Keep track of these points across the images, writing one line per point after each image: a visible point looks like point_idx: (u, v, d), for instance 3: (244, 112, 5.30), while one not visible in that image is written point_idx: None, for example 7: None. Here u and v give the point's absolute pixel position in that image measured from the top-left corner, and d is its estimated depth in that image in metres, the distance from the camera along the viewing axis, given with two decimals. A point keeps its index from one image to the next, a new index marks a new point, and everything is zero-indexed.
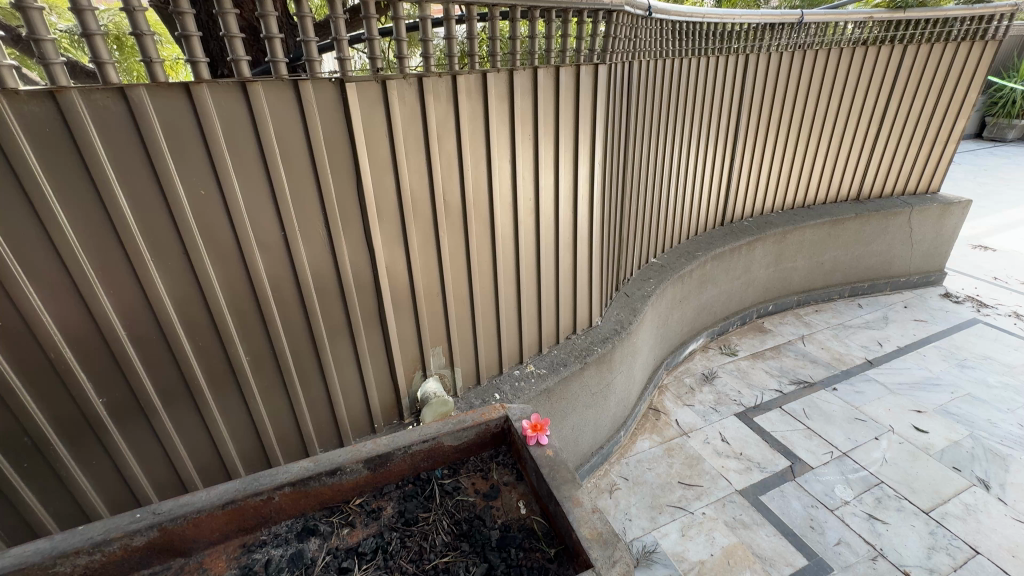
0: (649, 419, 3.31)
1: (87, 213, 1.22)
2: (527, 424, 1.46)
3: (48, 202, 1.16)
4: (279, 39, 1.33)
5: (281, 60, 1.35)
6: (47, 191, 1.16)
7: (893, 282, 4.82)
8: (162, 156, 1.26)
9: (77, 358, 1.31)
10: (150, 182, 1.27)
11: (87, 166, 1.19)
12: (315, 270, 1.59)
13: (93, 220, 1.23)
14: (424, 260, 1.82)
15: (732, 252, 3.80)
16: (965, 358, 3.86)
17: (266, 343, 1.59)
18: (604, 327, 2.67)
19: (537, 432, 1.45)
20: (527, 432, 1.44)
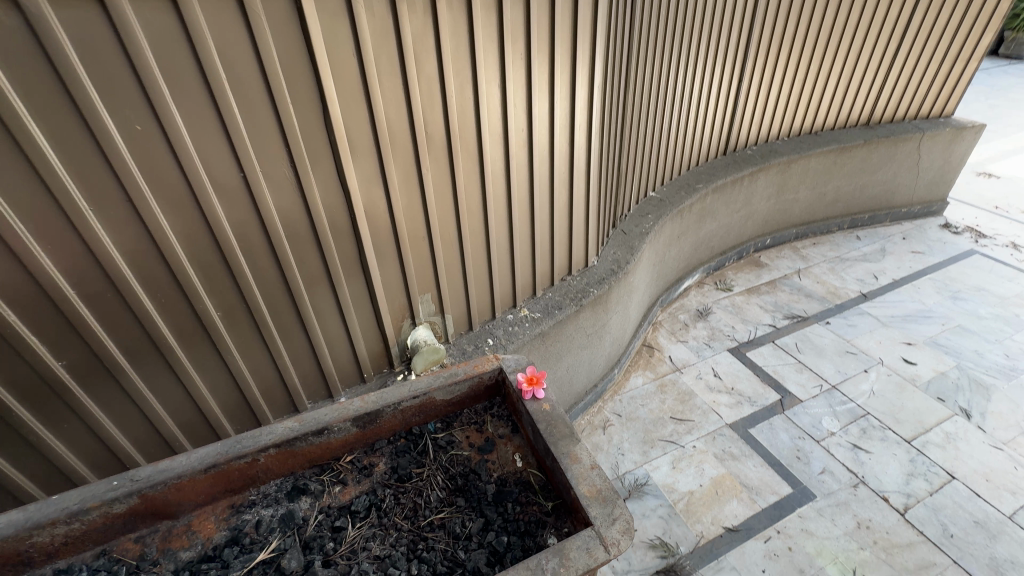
0: (643, 355, 3.31)
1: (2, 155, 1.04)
2: (522, 377, 1.39)
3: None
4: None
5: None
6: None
7: (894, 213, 4.70)
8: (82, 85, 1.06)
9: (24, 321, 1.18)
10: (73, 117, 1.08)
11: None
12: (284, 216, 1.43)
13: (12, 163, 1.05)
14: (407, 202, 1.66)
15: (733, 184, 3.62)
16: (959, 290, 3.85)
17: (237, 296, 1.46)
18: (601, 267, 2.55)
19: (533, 386, 1.38)
20: (523, 387, 1.37)
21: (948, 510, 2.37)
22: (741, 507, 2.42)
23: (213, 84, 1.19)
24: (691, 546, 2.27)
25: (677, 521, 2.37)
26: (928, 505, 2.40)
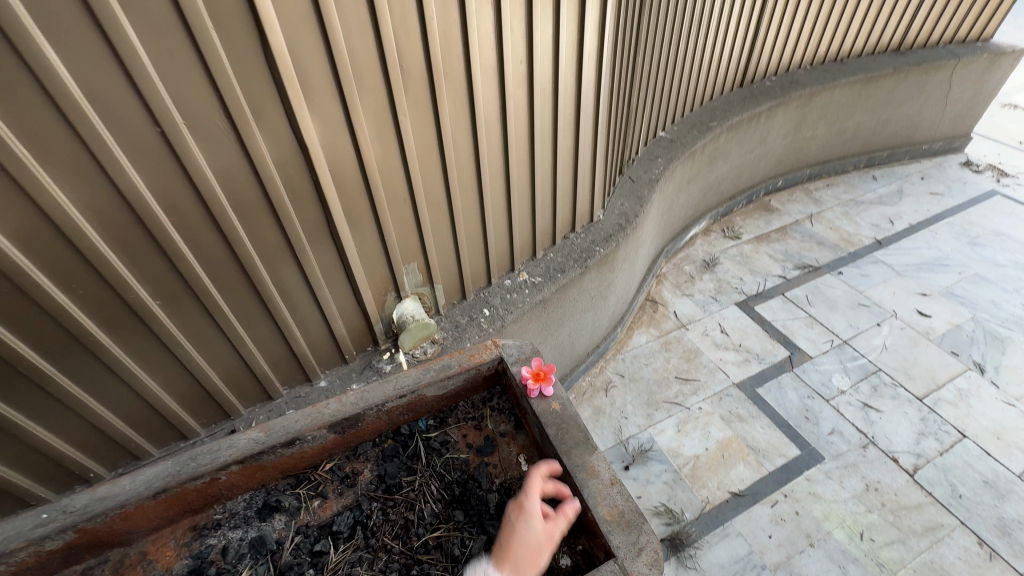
0: (646, 311, 3.12)
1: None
2: (526, 372, 1.19)
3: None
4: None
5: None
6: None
7: (913, 150, 4.38)
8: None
9: None
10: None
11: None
12: (225, 179, 1.13)
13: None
14: (382, 157, 1.35)
15: (750, 121, 3.27)
16: (977, 235, 3.65)
17: (179, 280, 1.20)
18: (607, 221, 2.29)
19: (540, 382, 1.18)
20: (527, 383, 1.17)
21: (958, 470, 2.32)
22: (748, 470, 2.34)
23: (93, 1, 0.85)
24: (696, 512, 2.21)
25: (683, 487, 2.30)
26: (938, 465, 2.34)
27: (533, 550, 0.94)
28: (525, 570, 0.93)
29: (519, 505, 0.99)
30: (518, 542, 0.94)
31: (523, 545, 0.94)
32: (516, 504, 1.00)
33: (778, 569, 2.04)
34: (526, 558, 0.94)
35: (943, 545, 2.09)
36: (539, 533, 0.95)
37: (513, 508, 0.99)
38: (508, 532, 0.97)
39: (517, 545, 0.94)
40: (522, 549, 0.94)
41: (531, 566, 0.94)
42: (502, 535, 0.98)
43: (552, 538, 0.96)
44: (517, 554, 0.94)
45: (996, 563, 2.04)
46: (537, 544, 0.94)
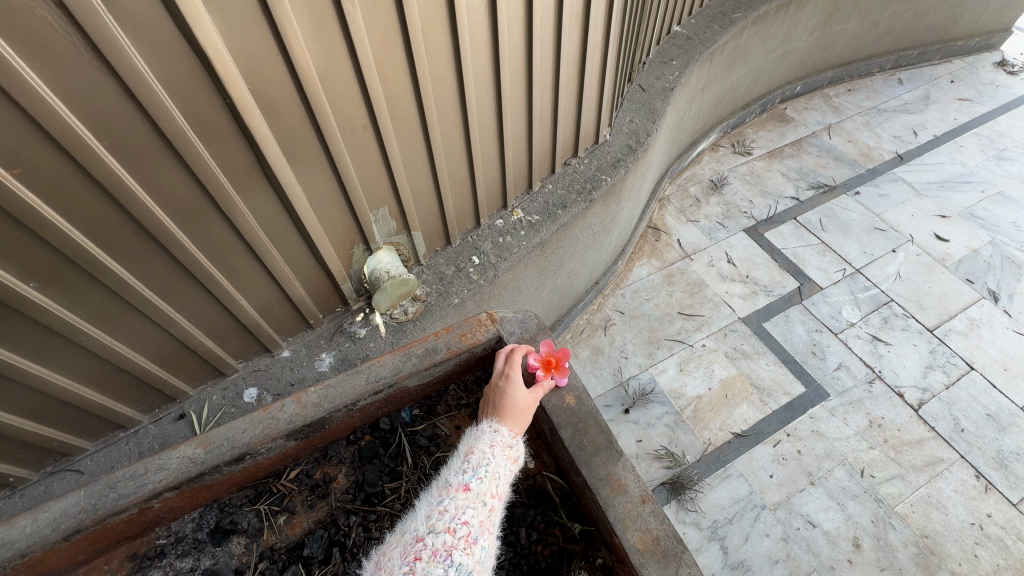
0: (648, 240, 2.86)
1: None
2: (535, 361, 0.92)
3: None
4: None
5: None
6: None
7: (947, 47, 3.90)
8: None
9: None
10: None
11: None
12: (87, 107, 0.77)
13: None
14: (326, 67, 0.97)
15: (777, 12, 2.77)
16: (1005, 147, 3.36)
17: (57, 253, 0.87)
18: (615, 142, 1.93)
19: (551, 372, 0.93)
20: (537, 375, 0.91)
21: (962, 404, 2.27)
22: (752, 410, 2.26)
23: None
24: (698, 454, 2.15)
25: (684, 429, 2.21)
26: (943, 399, 2.28)
27: (525, 408, 0.89)
28: (521, 423, 0.88)
29: (503, 373, 0.92)
30: (508, 404, 0.88)
31: (515, 405, 0.88)
32: (499, 373, 0.93)
33: (777, 508, 2.02)
34: (519, 416, 0.88)
35: (941, 479, 2.08)
36: (528, 389, 0.90)
37: (498, 376, 0.92)
38: (497, 396, 0.90)
39: (508, 404, 0.88)
40: (513, 409, 0.88)
41: (526, 423, 0.89)
42: (489, 403, 0.91)
43: (540, 395, 0.91)
44: (509, 414, 0.87)
45: (990, 495, 2.05)
46: (529, 402, 0.89)
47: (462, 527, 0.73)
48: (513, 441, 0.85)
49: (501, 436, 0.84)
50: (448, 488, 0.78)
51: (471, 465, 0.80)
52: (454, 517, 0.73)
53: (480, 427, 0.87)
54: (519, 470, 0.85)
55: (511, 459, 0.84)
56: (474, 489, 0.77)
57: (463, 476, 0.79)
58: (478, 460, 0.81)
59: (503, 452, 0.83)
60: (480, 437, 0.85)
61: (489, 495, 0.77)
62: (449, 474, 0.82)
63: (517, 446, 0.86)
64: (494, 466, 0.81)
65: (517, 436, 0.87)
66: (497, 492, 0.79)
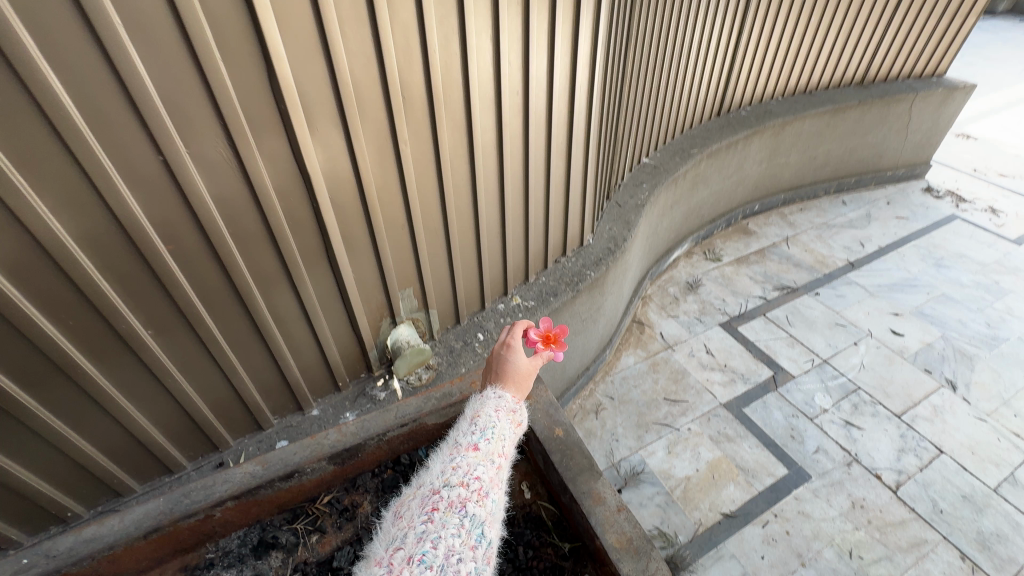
0: (633, 333, 3.17)
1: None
2: (536, 335, 1.17)
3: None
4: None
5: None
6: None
7: (879, 176, 4.61)
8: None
9: None
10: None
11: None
12: (224, 206, 1.11)
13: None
14: (382, 183, 1.36)
15: (727, 148, 3.40)
16: (942, 257, 3.84)
17: (171, 307, 1.15)
18: (597, 246, 2.33)
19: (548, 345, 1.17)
20: (537, 346, 1.16)
21: (938, 485, 2.39)
22: (739, 491, 2.36)
23: (95, 19, 0.82)
24: (690, 535, 2.21)
25: (675, 509, 2.30)
26: (919, 481, 2.41)
27: (523, 373, 1.06)
28: (522, 388, 1.05)
29: (504, 343, 1.10)
30: (510, 367, 1.05)
31: (516, 368, 1.05)
32: (502, 343, 1.10)
33: None
34: (518, 380, 1.05)
35: (929, 560, 2.13)
36: (527, 359, 1.08)
37: (501, 346, 1.08)
38: (501, 364, 1.06)
39: (510, 369, 1.05)
40: (515, 371, 1.05)
41: (525, 389, 1.06)
42: (491, 368, 1.07)
43: (538, 362, 1.11)
44: (510, 375, 1.05)
45: None
46: (528, 368, 1.07)
47: (474, 482, 0.85)
48: (515, 407, 1.00)
49: (505, 402, 0.99)
50: (459, 447, 0.90)
51: (478, 427, 0.94)
52: (467, 473, 0.86)
53: (485, 393, 1.02)
54: (519, 433, 1.00)
55: (513, 421, 0.98)
56: (482, 449, 0.90)
57: (472, 438, 0.92)
58: (485, 424, 0.94)
59: (507, 415, 0.98)
60: (485, 402, 0.99)
61: (495, 454, 0.91)
62: (458, 436, 0.94)
63: (518, 410, 1.01)
64: (499, 428, 0.95)
65: (520, 402, 1.03)
66: (502, 451, 0.92)
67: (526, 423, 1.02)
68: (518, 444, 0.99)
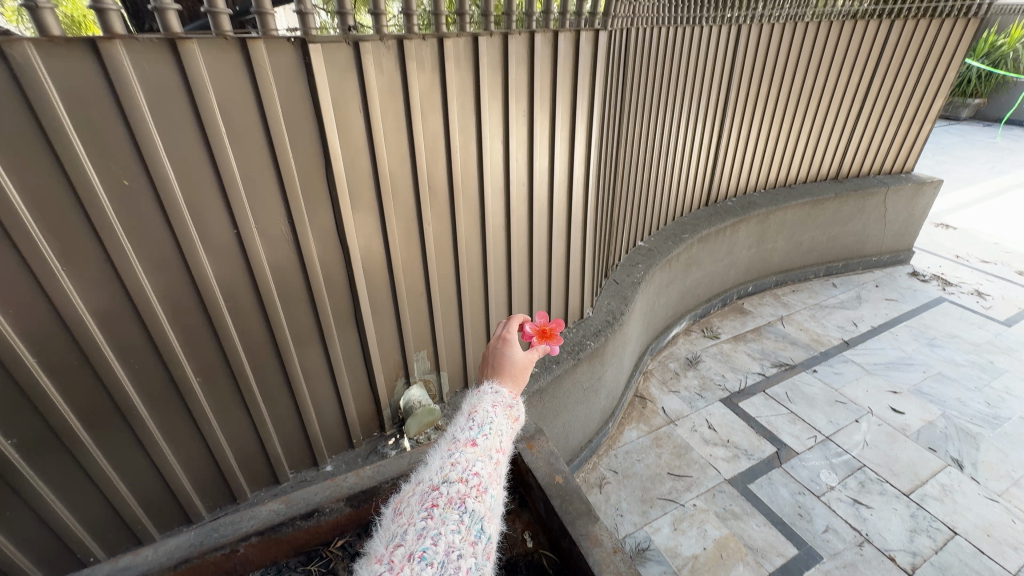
0: (635, 407, 3.24)
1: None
2: (531, 330, 1.30)
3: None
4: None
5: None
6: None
7: (865, 261, 4.89)
8: (61, 126, 0.90)
9: None
10: (45, 157, 0.91)
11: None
12: (277, 271, 1.31)
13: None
14: (406, 255, 1.59)
15: (717, 233, 3.70)
16: (934, 337, 3.96)
17: (220, 358, 1.30)
18: (595, 318, 2.51)
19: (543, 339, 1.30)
20: (532, 339, 1.28)
21: (956, 569, 2.31)
22: (748, 571, 2.30)
23: (208, 125, 1.06)
24: None
25: None
26: (936, 564, 2.33)
27: (522, 366, 1.13)
28: (517, 382, 1.10)
29: (501, 337, 1.16)
30: (509, 361, 1.11)
31: (514, 361, 1.12)
32: (498, 338, 1.16)
33: None
34: (516, 373, 1.11)
35: None
36: (523, 353, 1.14)
37: (497, 340, 1.15)
38: (498, 358, 1.12)
39: (507, 363, 1.11)
40: (513, 364, 1.12)
41: (520, 382, 1.12)
42: (489, 362, 1.13)
43: (534, 356, 1.16)
44: (509, 369, 1.11)
45: None
46: (525, 361, 1.13)
47: (473, 478, 0.88)
48: (512, 402, 1.06)
49: (501, 398, 1.04)
50: (457, 443, 0.94)
51: (476, 422, 0.97)
52: (466, 469, 0.89)
53: (482, 388, 1.06)
54: (514, 428, 1.04)
55: (510, 417, 1.03)
56: (480, 444, 0.94)
57: (470, 433, 0.95)
58: (482, 419, 0.98)
59: (504, 411, 1.03)
60: (482, 398, 1.04)
61: (492, 449, 0.95)
62: (456, 431, 0.98)
63: (514, 406, 1.06)
64: (496, 424, 0.99)
65: (516, 397, 1.08)
66: (499, 446, 0.97)
67: (522, 418, 1.07)
68: (513, 438, 1.03)
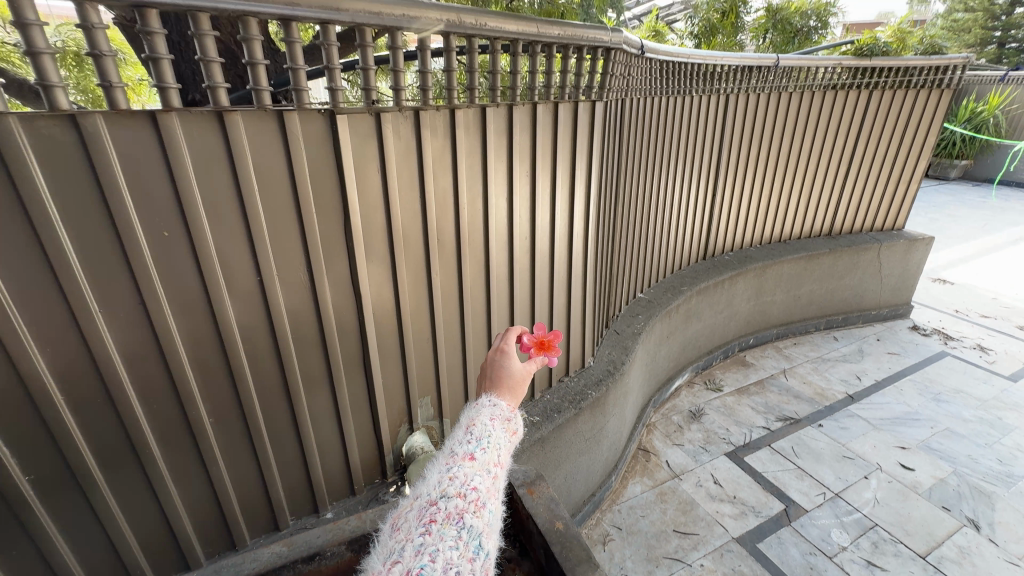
0: (639, 460, 3.20)
1: (13, 244, 0.94)
2: (530, 341, 1.32)
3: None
4: (259, 40, 1.13)
5: (261, 63, 1.14)
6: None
7: (864, 315, 4.94)
8: (116, 183, 1.01)
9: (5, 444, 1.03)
10: (98, 210, 1.01)
11: (13, 183, 0.91)
12: (294, 316, 1.39)
13: (24, 253, 0.96)
14: (414, 303, 1.67)
15: (716, 286, 3.79)
16: (940, 392, 3.94)
17: (233, 400, 1.35)
18: (597, 368, 2.56)
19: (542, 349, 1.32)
20: (531, 351, 1.30)
21: None
22: None
23: (243, 183, 1.18)
24: None
25: None
26: None
27: (520, 377, 1.14)
28: (514, 395, 1.11)
29: (499, 349, 1.18)
30: (507, 372, 1.13)
31: (512, 372, 1.13)
32: (497, 349, 1.19)
33: None
34: (515, 384, 1.13)
35: None
36: (521, 365, 1.16)
37: (496, 352, 1.17)
38: (496, 371, 1.13)
39: (505, 375, 1.13)
40: (512, 375, 1.13)
41: (519, 394, 1.12)
42: (488, 374, 1.14)
43: (532, 368, 1.18)
44: (507, 381, 1.12)
45: None
46: (523, 372, 1.15)
47: (471, 493, 0.91)
48: (510, 415, 1.06)
49: (499, 411, 1.05)
50: (455, 457, 0.95)
51: (474, 436, 0.99)
52: (464, 484, 0.91)
53: (480, 401, 1.07)
54: (513, 441, 1.05)
55: (507, 429, 1.04)
56: (478, 457, 0.96)
57: (468, 447, 0.97)
58: (481, 432, 1.00)
59: (501, 424, 1.04)
60: (480, 411, 1.04)
61: (491, 463, 0.96)
62: (454, 444, 0.99)
63: (512, 419, 1.06)
64: (494, 437, 1.00)
65: (514, 409, 1.09)
66: (497, 460, 0.98)
67: (520, 431, 1.08)
68: (512, 451, 1.04)
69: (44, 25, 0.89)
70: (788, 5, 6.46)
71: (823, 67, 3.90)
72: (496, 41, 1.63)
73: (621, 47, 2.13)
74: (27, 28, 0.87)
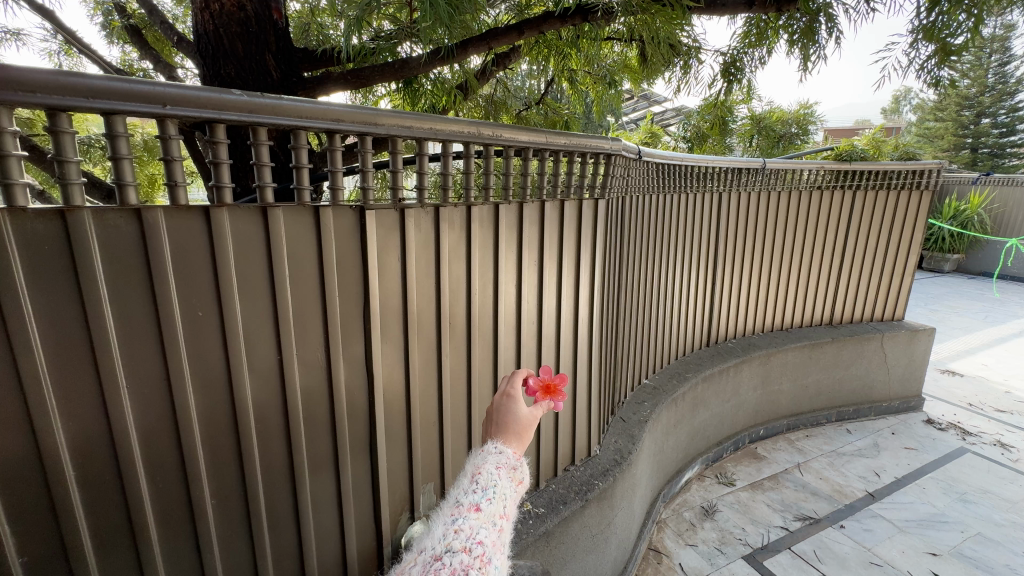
0: (650, 562, 2.99)
1: (62, 320, 1.02)
2: (536, 385, 1.34)
3: (16, 304, 0.95)
4: (306, 148, 1.30)
5: (305, 166, 1.31)
6: (20, 289, 0.95)
7: (875, 407, 4.85)
8: (163, 267, 1.11)
9: (10, 522, 1.02)
10: (142, 291, 1.10)
11: (74, 266, 1.01)
12: (306, 396, 1.42)
13: (69, 330, 1.03)
14: (423, 384, 1.72)
15: (721, 373, 3.78)
16: (966, 491, 3.74)
17: (238, 480, 1.34)
18: (603, 457, 2.50)
19: (549, 393, 1.33)
20: (537, 394, 1.32)
21: None
22: None
23: (275, 269, 1.29)
24: None
25: None
26: None
27: (526, 422, 1.15)
28: (520, 442, 1.12)
29: (505, 393, 1.19)
30: (514, 417, 1.14)
31: (519, 418, 1.14)
32: (503, 394, 1.20)
33: None
34: (521, 429, 1.14)
35: None
36: (527, 410, 1.17)
37: (502, 395, 1.18)
38: (502, 416, 1.14)
39: (512, 420, 1.13)
40: (518, 421, 1.14)
41: (525, 440, 1.13)
42: (493, 420, 1.14)
43: (539, 414, 1.19)
44: (514, 427, 1.13)
45: None
46: (529, 417, 1.16)
47: (477, 547, 0.89)
48: (515, 464, 1.06)
49: (506, 458, 1.05)
50: (463, 509, 0.95)
51: (480, 486, 0.99)
52: (470, 537, 0.90)
53: (486, 448, 1.08)
54: (518, 491, 1.05)
55: (513, 479, 1.04)
56: (485, 509, 0.96)
57: (473, 498, 0.97)
58: (486, 482, 1.00)
59: (507, 473, 1.04)
60: (487, 459, 1.05)
61: (496, 516, 0.96)
62: (460, 496, 0.99)
63: (519, 468, 1.06)
64: (500, 487, 1.00)
65: (519, 458, 1.09)
66: (502, 512, 0.98)
67: (526, 480, 1.07)
68: (517, 502, 1.04)
69: (128, 135, 1.05)
70: (771, 115, 7.13)
71: (807, 170, 4.23)
72: (510, 148, 1.83)
73: (620, 153, 2.36)
74: (115, 138, 1.02)
